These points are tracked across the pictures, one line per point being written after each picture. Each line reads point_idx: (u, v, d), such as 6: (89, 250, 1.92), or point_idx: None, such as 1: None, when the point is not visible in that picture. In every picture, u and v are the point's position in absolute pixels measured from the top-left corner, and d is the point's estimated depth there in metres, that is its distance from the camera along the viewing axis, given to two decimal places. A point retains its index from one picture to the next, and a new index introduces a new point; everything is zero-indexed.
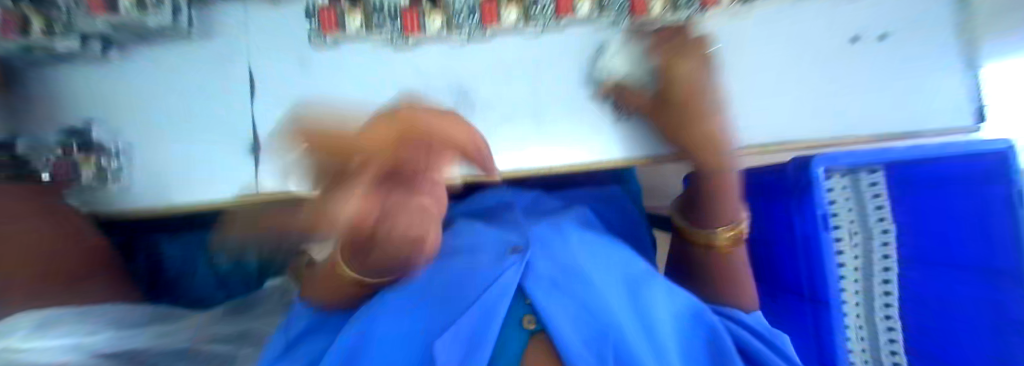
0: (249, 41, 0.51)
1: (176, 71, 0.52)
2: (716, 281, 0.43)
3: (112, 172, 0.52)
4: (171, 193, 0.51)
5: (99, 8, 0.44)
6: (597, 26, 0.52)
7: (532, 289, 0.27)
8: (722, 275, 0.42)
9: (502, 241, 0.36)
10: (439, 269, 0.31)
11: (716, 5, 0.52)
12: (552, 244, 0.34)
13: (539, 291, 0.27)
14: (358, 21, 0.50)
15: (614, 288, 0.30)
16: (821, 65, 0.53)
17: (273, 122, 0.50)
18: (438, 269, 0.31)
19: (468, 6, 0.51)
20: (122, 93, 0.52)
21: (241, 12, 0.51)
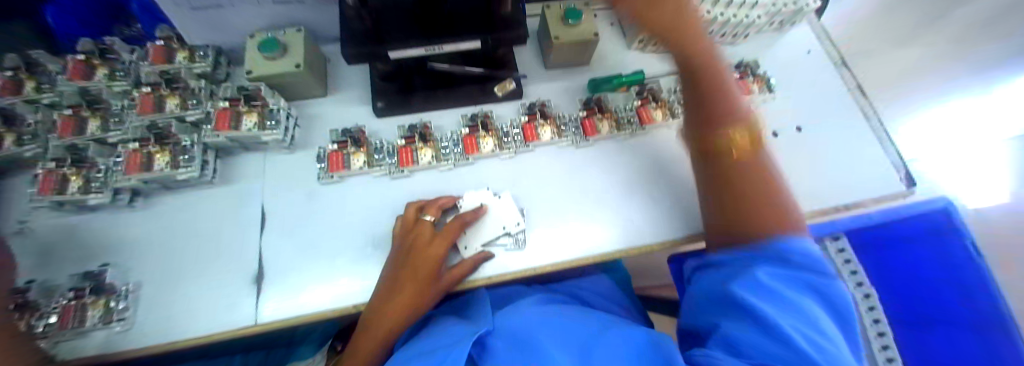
0: (264, 182, 0.59)
1: (194, 212, 0.59)
2: (753, 200, 0.39)
3: (115, 315, 0.51)
4: (168, 330, 0.51)
5: (135, 168, 0.53)
6: (559, 146, 0.64)
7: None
8: (746, 194, 0.40)
9: (470, 328, 0.47)
10: (430, 350, 0.42)
11: (653, 121, 0.65)
12: (523, 337, 0.43)
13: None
14: (361, 160, 0.60)
15: (568, 343, 0.41)
16: None
17: (280, 252, 0.56)
18: (431, 350, 0.41)
19: (453, 140, 0.63)
20: (139, 236, 0.58)
21: (259, 159, 0.60)
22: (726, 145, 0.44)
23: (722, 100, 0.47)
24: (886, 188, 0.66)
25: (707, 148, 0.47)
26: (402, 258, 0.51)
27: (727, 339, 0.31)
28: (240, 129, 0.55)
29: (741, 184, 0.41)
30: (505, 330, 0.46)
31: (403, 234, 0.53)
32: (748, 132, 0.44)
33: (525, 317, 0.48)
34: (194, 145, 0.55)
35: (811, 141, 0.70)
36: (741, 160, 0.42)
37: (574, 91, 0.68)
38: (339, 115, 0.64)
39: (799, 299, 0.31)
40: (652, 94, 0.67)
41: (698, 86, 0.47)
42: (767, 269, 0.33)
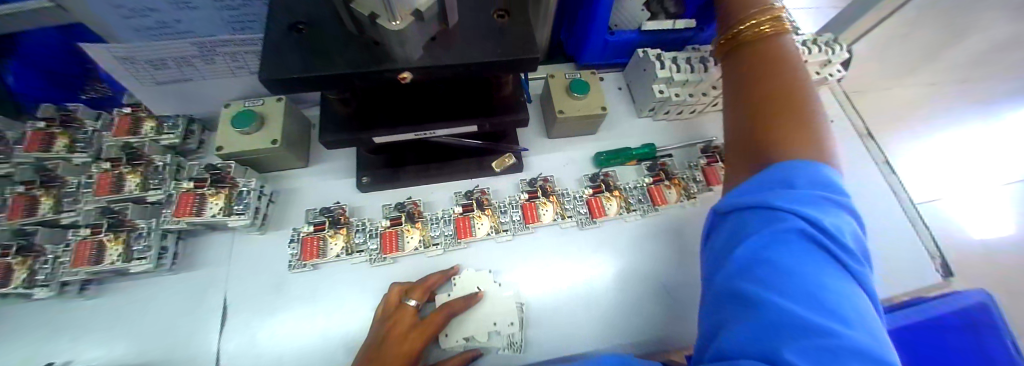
0: (230, 268, 0.53)
1: (148, 302, 0.52)
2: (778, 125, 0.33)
3: None
4: None
5: (82, 261, 0.47)
6: (563, 227, 0.58)
7: None
8: (784, 115, 0.33)
9: None
10: None
11: (665, 202, 0.59)
12: None
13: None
14: (339, 245, 0.53)
15: None
16: None
17: (242, 355, 0.48)
18: None
19: (444, 220, 0.56)
20: (84, 331, 0.50)
21: (226, 239, 0.54)
22: (779, 76, 0.36)
23: (771, 42, 0.40)
24: (913, 280, 0.63)
25: (750, 94, 0.37)
26: (374, 355, 0.42)
27: (721, 350, 0.23)
28: (204, 214, 0.49)
29: (788, 121, 0.33)
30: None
31: (380, 323, 0.46)
32: (799, 87, 0.35)
33: None
34: (150, 231, 0.49)
35: None
36: (775, 99, 0.34)
37: (579, 163, 0.62)
38: (321, 189, 0.58)
39: (800, 269, 0.23)
40: (664, 170, 0.61)
41: (746, 36, 0.41)
42: (759, 237, 0.26)
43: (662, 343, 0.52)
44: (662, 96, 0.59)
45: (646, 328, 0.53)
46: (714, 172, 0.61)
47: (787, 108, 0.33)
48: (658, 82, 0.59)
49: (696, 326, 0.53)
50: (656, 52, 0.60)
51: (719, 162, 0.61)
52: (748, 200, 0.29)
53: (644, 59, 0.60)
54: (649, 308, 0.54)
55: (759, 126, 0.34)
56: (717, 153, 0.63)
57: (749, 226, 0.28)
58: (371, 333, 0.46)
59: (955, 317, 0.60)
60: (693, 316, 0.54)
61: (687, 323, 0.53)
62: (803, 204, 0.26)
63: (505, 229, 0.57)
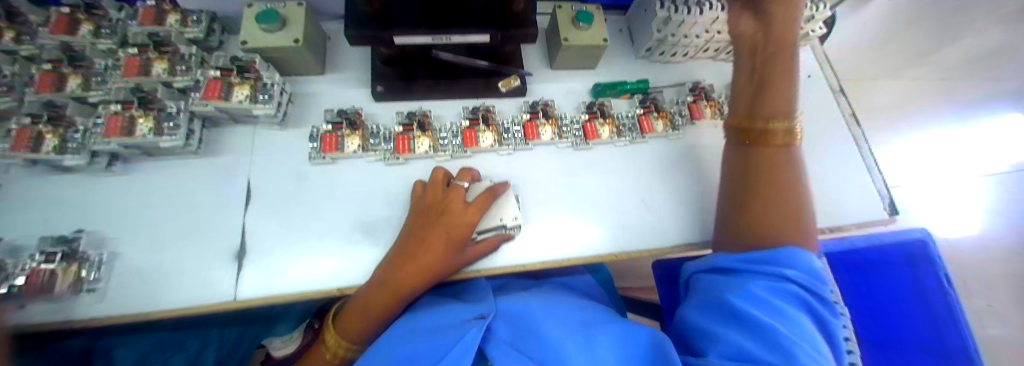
0: (252, 157, 0.57)
1: (174, 182, 0.56)
2: (767, 227, 0.42)
3: (86, 283, 0.48)
4: (148, 299, 0.49)
5: (115, 133, 0.51)
6: (559, 146, 0.64)
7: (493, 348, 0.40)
8: (772, 226, 0.42)
9: (473, 310, 0.48)
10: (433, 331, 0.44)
11: (653, 131, 0.65)
12: (524, 321, 0.45)
13: (497, 350, 0.40)
14: (355, 143, 0.58)
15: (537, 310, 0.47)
16: None
17: (265, 229, 0.53)
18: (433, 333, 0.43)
19: (452, 132, 0.62)
20: (113, 201, 0.54)
21: (248, 132, 0.58)
22: (776, 185, 0.43)
23: (781, 150, 0.45)
24: (864, 217, 0.73)
25: (747, 196, 0.45)
26: (420, 220, 0.49)
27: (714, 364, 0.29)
28: (231, 101, 0.53)
29: (770, 219, 0.42)
30: (510, 310, 0.48)
31: (427, 198, 0.51)
32: (795, 193, 0.43)
33: (530, 302, 0.49)
34: (178, 112, 0.53)
35: None
36: (770, 205, 0.43)
37: (578, 93, 0.68)
38: (338, 95, 0.62)
39: (792, 317, 0.31)
40: (654, 104, 0.68)
41: (759, 136, 0.46)
42: (761, 288, 0.33)
43: (642, 244, 0.59)
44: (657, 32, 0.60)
45: (628, 232, 0.60)
46: (699, 109, 0.68)
47: (775, 217, 0.42)
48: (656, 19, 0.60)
49: (673, 233, 0.60)
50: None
51: (703, 99, 0.68)
52: (753, 258, 0.37)
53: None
54: (630, 219, 0.61)
55: (750, 231, 0.43)
56: (702, 92, 0.69)
57: (750, 280, 0.35)
58: (412, 212, 0.52)
59: (885, 252, 0.72)
60: (668, 225, 0.61)
61: (665, 228, 0.61)
62: (800, 275, 0.34)
63: (510, 142, 0.62)
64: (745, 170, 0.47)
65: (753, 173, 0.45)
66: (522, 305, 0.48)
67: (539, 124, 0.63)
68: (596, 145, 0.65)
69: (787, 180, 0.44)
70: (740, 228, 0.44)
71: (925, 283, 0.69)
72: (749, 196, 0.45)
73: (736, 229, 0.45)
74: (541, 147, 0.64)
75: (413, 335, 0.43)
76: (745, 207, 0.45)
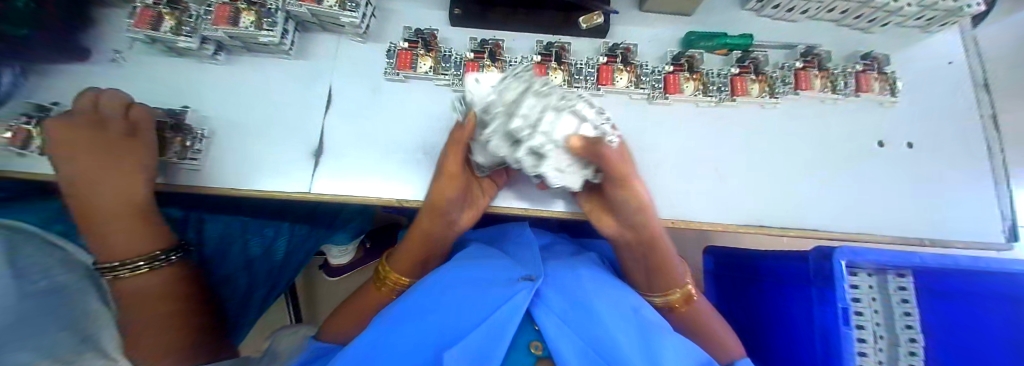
0: (333, 64, 0.60)
1: (266, 78, 0.60)
2: (707, 337, 0.54)
3: (192, 150, 0.56)
4: (238, 175, 0.56)
5: (222, 21, 0.55)
6: (632, 96, 0.59)
7: (542, 314, 0.40)
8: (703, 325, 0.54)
9: (520, 270, 0.47)
10: (482, 283, 0.44)
11: (746, 95, 0.58)
12: (577, 296, 0.43)
13: (546, 319, 0.39)
14: (428, 64, 0.58)
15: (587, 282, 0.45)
16: (827, 159, 0.60)
17: (337, 134, 0.57)
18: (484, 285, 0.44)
19: (523, 65, 0.59)
20: (217, 88, 0.61)
21: (332, 41, 0.61)
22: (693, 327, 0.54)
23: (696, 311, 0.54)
24: (983, 236, 0.61)
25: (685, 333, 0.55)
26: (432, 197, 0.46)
27: None
28: (323, 5, 0.54)
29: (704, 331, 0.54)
30: (558, 281, 0.46)
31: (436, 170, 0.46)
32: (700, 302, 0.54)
33: (580, 273, 0.47)
34: (277, 10, 0.56)
35: (916, 163, 0.63)
36: (694, 319, 0.54)
37: (664, 42, 0.62)
38: (417, 14, 0.63)
39: None
40: (754, 65, 0.59)
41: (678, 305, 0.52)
42: None
43: (704, 216, 0.55)
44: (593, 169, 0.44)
45: (693, 200, 0.55)
46: (807, 77, 0.59)
47: (709, 328, 0.54)
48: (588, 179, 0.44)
49: (744, 209, 0.55)
50: (575, 123, 0.37)
51: (815, 67, 0.59)
52: None
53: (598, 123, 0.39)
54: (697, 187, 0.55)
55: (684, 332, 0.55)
56: (816, 59, 0.60)
57: None
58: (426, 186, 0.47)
59: (987, 281, 0.58)
60: (740, 200, 0.55)
61: (736, 203, 0.55)
62: None
63: (582, 84, 0.59)
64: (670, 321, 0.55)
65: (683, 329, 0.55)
66: (572, 279, 0.45)
67: (615, 70, 0.59)
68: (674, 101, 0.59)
69: (710, 329, 0.54)
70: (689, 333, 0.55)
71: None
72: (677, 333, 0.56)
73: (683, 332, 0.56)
74: (613, 96, 0.60)
75: (455, 287, 0.43)
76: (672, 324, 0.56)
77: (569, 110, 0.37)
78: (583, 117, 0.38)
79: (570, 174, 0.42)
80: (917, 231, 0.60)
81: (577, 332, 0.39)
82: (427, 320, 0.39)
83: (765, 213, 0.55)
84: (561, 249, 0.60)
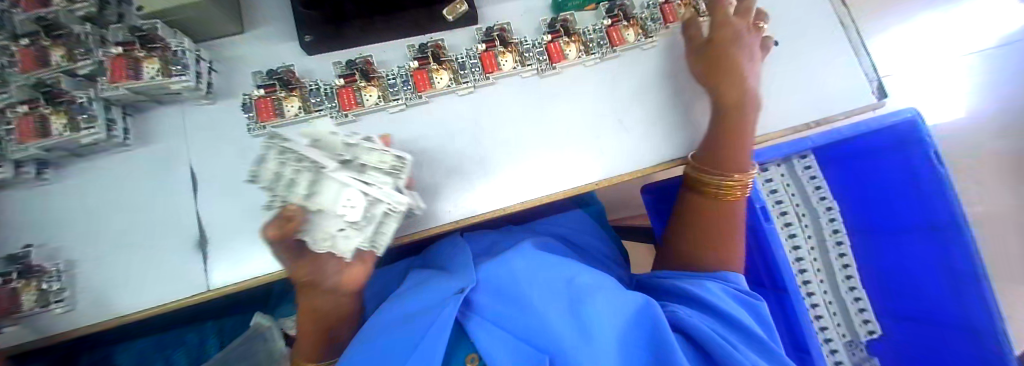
0: (188, 139, 0.52)
1: (113, 180, 0.51)
2: (717, 244, 0.55)
3: (52, 295, 0.46)
4: (121, 299, 0.48)
5: (29, 135, 0.46)
6: (523, 76, 0.58)
7: (472, 324, 0.40)
8: (720, 227, 0.55)
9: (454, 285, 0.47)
10: (417, 313, 0.45)
11: (624, 43, 0.59)
12: (509, 289, 0.44)
13: (479, 330, 0.39)
14: (296, 105, 0.53)
15: (524, 266, 0.47)
16: None
17: (222, 213, 0.50)
18: (416, 314, 0.44)
19: (401, 75, 0.56)
20: (53, 210, 0.51)
21: (178, 113, 0.53)
22: (722, 225, 0.55)
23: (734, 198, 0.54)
24: (855, 102, 0.69)
25: (708, 241, 0.55)
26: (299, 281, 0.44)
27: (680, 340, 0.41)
28: (143, 79, 0.46)
29: (721, 239, 0.55)
30: (492, 283, 0.46)
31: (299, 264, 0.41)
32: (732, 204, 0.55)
33: (510, 263, 0.48)
34: (92, 102, 0.47)
35: (786, 58, 0.69)
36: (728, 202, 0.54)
37: (537, 11, 0.62)
38: (267, 54, 0.56)
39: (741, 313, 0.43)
40: (623, 12, 0.61)
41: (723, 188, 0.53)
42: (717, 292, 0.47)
43: (621, 169, 0.57)
44: (370, 232, 0.36)
45: (608, 158, 0.57)
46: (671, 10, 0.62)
47: (724, 229, 0.55)
48: (370, 246, 0.37)
49: (654, 151, 0.58)
50: (341, 190, 0.33)
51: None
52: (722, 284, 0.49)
53: (363, 189, 0.34)
54: (606, 145, 0.58)
55: (710, 240, 0.55)
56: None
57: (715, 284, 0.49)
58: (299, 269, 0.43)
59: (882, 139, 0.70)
60: (647, 144, 0.58)
61: (644, 147, 0.58)
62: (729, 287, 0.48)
63: (470, 76, 0.57)
64: (704, 226, 0.55)
65: (705, 239, 0.55)
66: (506, 274, 0.46)
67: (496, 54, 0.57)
68: (563, 67, 0.59)
69: (728, 223, 0.55)
70: (692, 247, 0.57)
71: (917, 166, 0.70)
72: (704, 242, 0.55)
73: (689, 246, 0.57)
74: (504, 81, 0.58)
75: (385, 325, 0.44)
76: (705, 219, 0.55)
77: (332, 176, 0.33)
78: (344, 182, 0.33)
79: (340, 237, 0.36)
80: (799, 118, 0.66)
81: (514, 332, 0.40)
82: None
83: (673, 149, 0.58)
84: (500, 247, 0.60)
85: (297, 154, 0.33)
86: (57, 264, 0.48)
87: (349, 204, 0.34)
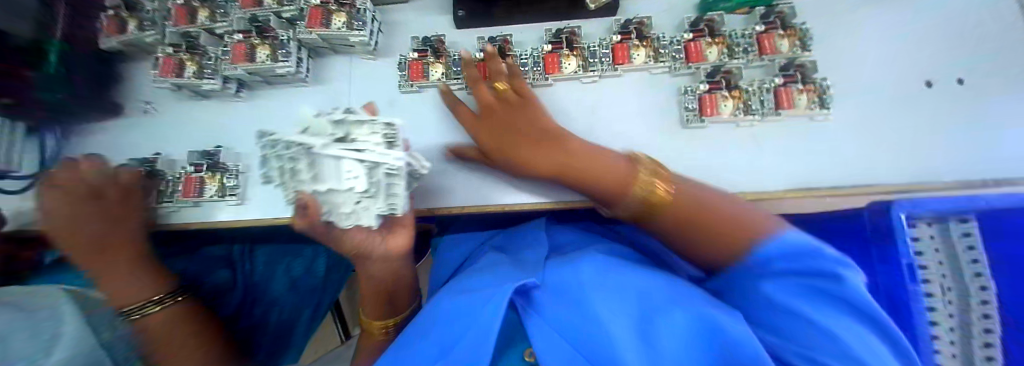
0: (348, 83, 0.61)
1: (285, 107, 0.62)
2: None
3: (228, 189, 0.59)
4: (274, 204, 0.58)
5: (241, 58, 0.57)
6: (653, 72, 0.57)
7: (528, 320, 0.41)
8: None
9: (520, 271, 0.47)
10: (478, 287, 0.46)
11: (775, 52, 0.55)
12: (569, 290, 0.43)
13: (535, 329, 0.40)
14: (439, 71, 0.58)
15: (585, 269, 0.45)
16: (869, 107, 0.56)
17: None
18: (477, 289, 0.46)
19: (534, 56, 0.58)
20: (241, 122, 0.63)
21: (344, 61, 0.62)
22: None
23: None
24: None
25: None
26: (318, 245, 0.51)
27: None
28: (331, 28, 0.55)
29: None
30: (556, 283, 0.45)
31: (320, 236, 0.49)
32: None
33: (576, 264, 0.46)
34: (289, 41, 0.57)
35: (977, 99, 0.57)
36: None
37: (679, 9, 0.60)
38: (420, 21, 0.63)
39: None
40: (780, 19, 0.56)
41: None
42: None
43: (743, 186, 0.52)
44: (383, 197, 0.43)
45: (730, 173, 0.53)
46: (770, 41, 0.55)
47: None
48: (389, 210, 0.44)
49: (785, 173, 0.53)
50: (355, 165, 0.41)
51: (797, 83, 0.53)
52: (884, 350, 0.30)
53: (355, 158, 0.41)
54: (729, 158, 0.54)
55: None
56: (798, 72, 0.54)
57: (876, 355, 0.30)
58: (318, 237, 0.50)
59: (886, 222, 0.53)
60: (777, 165, 0.53)
61: (774, 167, 0.53)
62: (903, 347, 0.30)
63: (600, 66, 0.57)
64: None
65: None
66: (570, 275, 0.45)
67: (631, 48, 0.56)
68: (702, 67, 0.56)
69: None
70: None
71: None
72: None
73: None
74: (631, 76, 0.58)
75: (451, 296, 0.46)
76: None
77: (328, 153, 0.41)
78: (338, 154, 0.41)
79: (359, 210, 0.44)
80: (993, 170, 0.53)
81: (569, 338, 0.39)
82: (429, 337, 0.41)
83: (812, 176, 0.52)
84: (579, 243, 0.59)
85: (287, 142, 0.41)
86: (237, 165, 0.60)
87: (350, 175, 0.42)
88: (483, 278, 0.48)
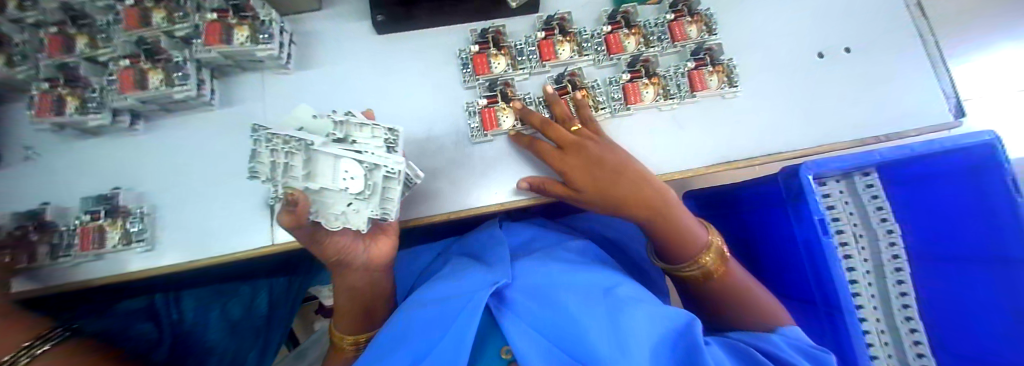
0: (264, 103, 0.56)
1: (195, 135, 0.56)
2: (762, 309, 0.46)
3: (134, 235, 0.52)
4: (192, 246, 0.53)
5: (129, 86, 0.50)
6: (578, 65, 0.59)
7: (504, 316, 0.40)
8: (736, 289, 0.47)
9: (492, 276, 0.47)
10: (449, 295, 0.45)
11: (685, 38, 0.59)
12: (544, 290, 0.44)
13: (513, 326, 0.37)
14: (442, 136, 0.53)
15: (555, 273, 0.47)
16: (771, 81, 0.62)
17: None
18: (448, 296, 0.44)
19: (463, 59, 0.58)
20: (144, 157, 0.56)
21: (257, 79, 0.57)
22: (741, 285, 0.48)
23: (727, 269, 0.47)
24: (932, 119, 0.64)
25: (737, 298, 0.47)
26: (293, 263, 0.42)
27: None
28: (233, 44, 0.50)
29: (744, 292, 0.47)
30: (526, 283, 0.46)
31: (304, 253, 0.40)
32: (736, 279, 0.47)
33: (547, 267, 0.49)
34: (185, 62, 0.51)
35: (855, 66, 0.65)
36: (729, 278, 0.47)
37: (599, 2, 0.62)
38: (338, 30, 0.59)
39: None
40: (687, 7, 0.61)
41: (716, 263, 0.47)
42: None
43: (671, 166, 0.55)
44: (377, 201, 0.37)
45: (659, 155, 0.56)
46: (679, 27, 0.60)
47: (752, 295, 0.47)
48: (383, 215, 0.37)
49: (706, 150, 0.57)
50: (350, 164, 0.36)
51: (707, 65, 0.57)
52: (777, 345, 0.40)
53: (354, 158, 0.36)
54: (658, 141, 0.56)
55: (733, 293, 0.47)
56: (707, 55, 0.58)
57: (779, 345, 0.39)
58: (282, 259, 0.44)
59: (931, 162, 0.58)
60: (698, 144, 0.57)
61: (696, 145, 0.57)
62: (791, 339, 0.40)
63: (527, 63, 0.58)
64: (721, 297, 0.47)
65: (732, 294, 0.47)
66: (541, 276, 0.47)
67: (556, 44, 0.58)
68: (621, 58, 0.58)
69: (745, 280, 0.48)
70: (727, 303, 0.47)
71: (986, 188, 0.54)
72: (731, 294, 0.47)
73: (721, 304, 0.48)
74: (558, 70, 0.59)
75: (419, 305, 0.44)
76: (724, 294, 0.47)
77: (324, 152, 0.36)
78: (337, 155, 0.36)
79: (349, 215, 0.38)
80: (867, 129, 0.62)
81: (548, 336, 0.38)
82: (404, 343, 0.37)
83: (729, 150, 0.57)
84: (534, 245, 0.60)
85: (287, 137, 0.36)
86: (142, 207, 0.53)
87: (347, 176, 0.36)
88: (450, 286, 0.47)
